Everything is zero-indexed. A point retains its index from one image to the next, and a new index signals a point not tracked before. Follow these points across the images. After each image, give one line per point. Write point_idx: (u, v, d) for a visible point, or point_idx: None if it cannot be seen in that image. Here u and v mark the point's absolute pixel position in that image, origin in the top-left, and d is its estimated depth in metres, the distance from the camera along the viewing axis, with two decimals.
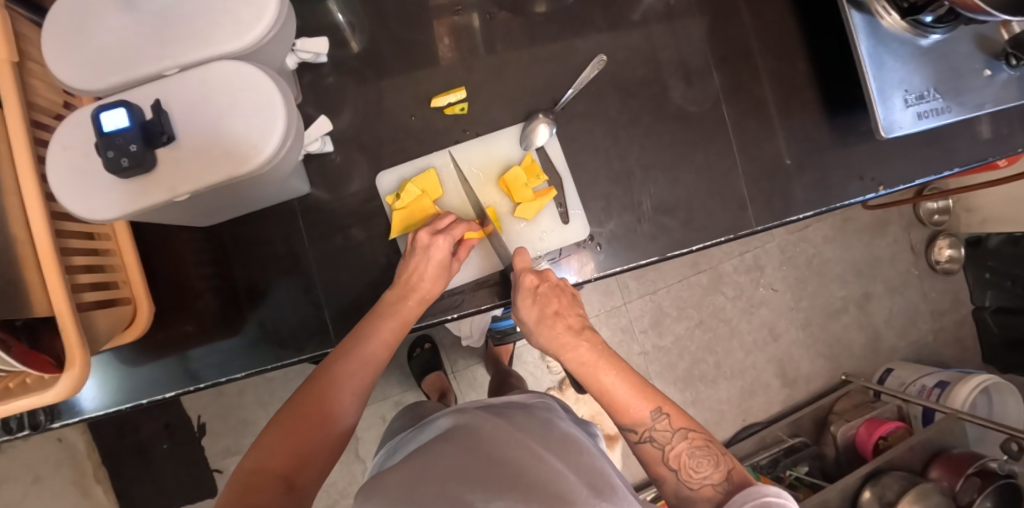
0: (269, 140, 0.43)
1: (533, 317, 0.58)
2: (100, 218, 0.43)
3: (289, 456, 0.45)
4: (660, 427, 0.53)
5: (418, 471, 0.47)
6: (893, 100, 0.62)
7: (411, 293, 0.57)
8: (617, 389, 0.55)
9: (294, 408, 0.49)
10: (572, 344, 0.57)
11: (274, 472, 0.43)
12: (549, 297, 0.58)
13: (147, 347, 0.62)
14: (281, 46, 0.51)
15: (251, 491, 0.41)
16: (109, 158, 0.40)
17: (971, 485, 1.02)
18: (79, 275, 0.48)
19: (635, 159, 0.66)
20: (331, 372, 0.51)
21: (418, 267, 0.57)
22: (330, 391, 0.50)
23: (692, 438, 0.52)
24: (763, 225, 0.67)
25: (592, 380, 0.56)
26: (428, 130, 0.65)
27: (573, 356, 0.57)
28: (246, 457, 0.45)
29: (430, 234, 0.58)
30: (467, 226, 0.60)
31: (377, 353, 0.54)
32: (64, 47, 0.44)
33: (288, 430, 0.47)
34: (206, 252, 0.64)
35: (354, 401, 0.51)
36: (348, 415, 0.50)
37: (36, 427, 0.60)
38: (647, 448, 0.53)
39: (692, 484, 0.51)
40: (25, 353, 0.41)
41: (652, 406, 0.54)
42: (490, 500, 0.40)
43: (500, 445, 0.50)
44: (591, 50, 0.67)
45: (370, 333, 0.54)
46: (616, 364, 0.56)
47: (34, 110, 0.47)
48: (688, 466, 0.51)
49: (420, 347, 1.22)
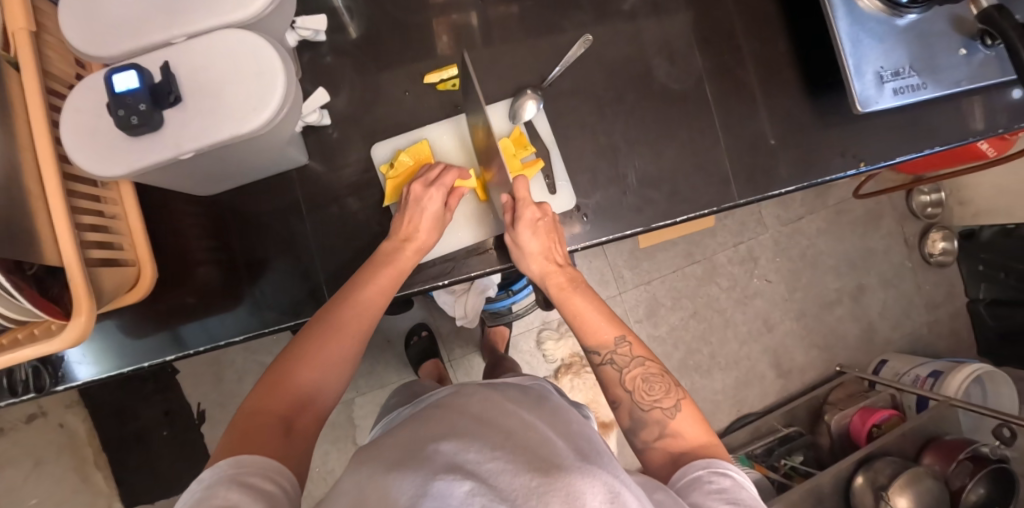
0: (270, 102, 0.46)
1: (539, 249, 0.62)
2: (111, 175, 0.46)
3: (287, 402, 0.49)
4: (621, 351, 0.59)
5: (410, 438, 0.45)
6: (869, 76, 0.64)
7: (409, 242, 0.60)
8: (586, 313, 0.62)
9: (293, 355, 0.51)
10: (554, 272, 0.63)
11: (274, 414, 0.47)
12: (546, 233, 0.61)
13: (149, 314, 0.64)
14: (281, 20, 0.54)
15: (251, 432, 0.44)
16: (120, 116, 0.43)
17: (964, 469, 1.03)
18: (87, 234, 0.51)
19: (621, 134, 0.68)
20: (330, 317, 0.54)
21: (412, 218, 0.60)
22: (325, 339, 0.52)
23: (648, 365, 0.58)
24: (747, 199, 0.69)
25: (566, 304, 0.63)
26: (421, 107, 0.68)
27: (552, 281, 0.63)
28: (248, 397, 0.49)
29: (422, 186, 0.61)
30: (457, 172, 0.62)
31: (375, 299, 0.56)
32: (77, 17, 0.47)
33: (288, 376, 0.50)
34: (206, 223, 0.67)
35: (353, 350, 0.54)
36: (340, 367, 0.53)
37: (41, 390, 0.62)
38: (607, 369, 0.59)
39: (644, 405, 0.56)
40: (37, 298, 0.44)
41: (617, 333, 0.60)
42: (483, 462, 0.37)
43: (490, 417, 0.48)
44: (578, 32, 0.70)
45: (368, 281, 0.57)
46: (590, 295, 0.63)
47: (49, 79, 0.50)
48: (641, 389, 0.57)
49: (417, 335, 1.24)
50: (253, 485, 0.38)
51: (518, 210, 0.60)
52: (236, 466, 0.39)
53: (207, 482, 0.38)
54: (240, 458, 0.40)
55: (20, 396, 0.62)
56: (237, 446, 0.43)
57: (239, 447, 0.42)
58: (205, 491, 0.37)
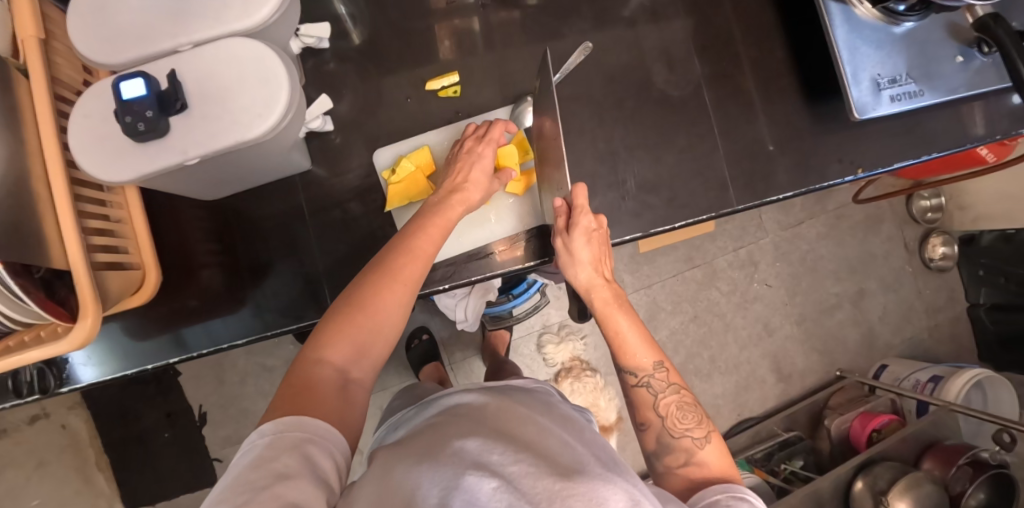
0: (273, 108, 0.46)
1: (592, 254, 0.62)
2: (118, 180, 0.47)
3: (345, 352, 0.49)
4: (658, 376, 0.60)
5: (433, 439, 0.45)
6: (865, 83, 0.65)
7: (456, 194, 0.61)
8: (627, 333, 0.62)
9: (349, 302, 0.51)
10: (600, 286, 0.64)
11: (331, 367, 0.48)
12: (597, 242, 0.62)
13: (152, 318, 0.65)
14: (286, 28, 0.54)
15: (310, 389, 0.45)
16: (127, 123, 0.44)
17: (964, 474, 1.03)
18: (93, 238, 0.52)
19: (619, 140, 0.69)
20: (385, 264, 0.53)
21: (464, 169, 0.62)
22: (380, 288, 0.51)
23: (683, 395, 0.59)
24: (744, 204, 0.70)
25: (609, 320, 0.63)
26: (423, 112, 0.69)
27: (597, 295, 0.64)
28: (304, 347, 0.49)
29: (475, 141, 0.63)
30: (502, 126, 0.64)
31: (427, 248, 0.56)
32: (85, 25, 0.48)
33: (342, 324, 0.50)
34: (211, 226, 0.67)
35: (407, 297, 0.53)
36: (393, 318, 0.52)
37: (46, 391, 0.63)
38: (641, 391, 0.60)
39: (675, 432, 0.57)
40: (43, 300, 0.45)
41: (656, 358, 0.60)
42: (506, 464, 0.37)
43: (507, 423, 0.48)
44: (578, 39, 0.71)
45: (419, 232, 0.57)
46: (632, 315, 0.63)
47: (57, 85, 0.51)
48: (674, 416, 0.58)
49: (418, 338, 1.24)
50: (307, 453, 0.39)
51: (574, 216, 0.62)
52: (297, 427, 0.41)
53: (268, 439, 0.39)
54: (299, 420, 0.41)
55: (25, 398, 0.63)
56: (299, 404, 0.44)
57: (297, 407, 0.43)
58: (268, 449, 0.38)
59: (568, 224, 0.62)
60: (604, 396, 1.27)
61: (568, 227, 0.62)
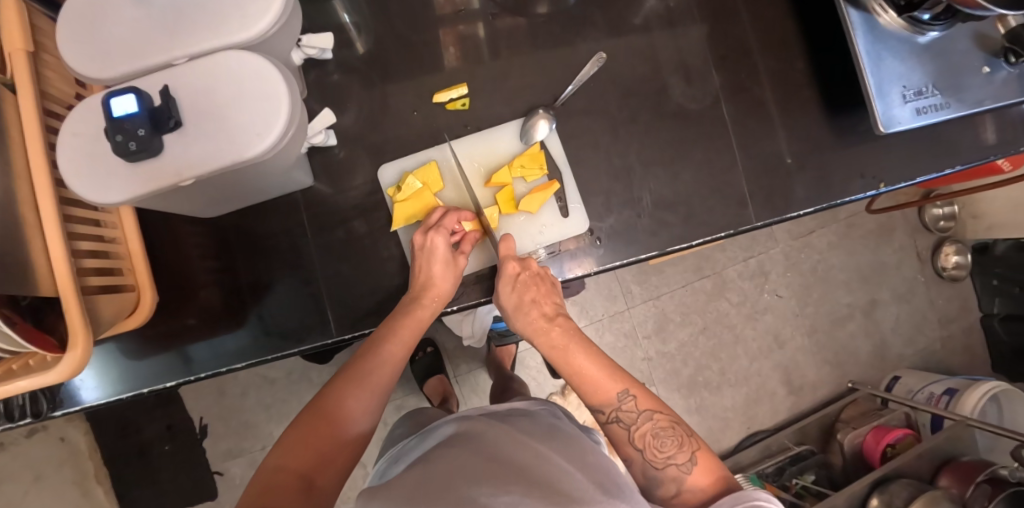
0: (272, 127, 0.44)
1: (511, 303, 0.61)
2: (109, 201, 0.44)
3: (309, 458, 0.49)
4: (626, 408, 0.57)
5: (423, 475, 0.46)
6: (892, 96, 0.63)
7: (426, 291, 0.60)
8: (586, 369, 0.59)
9: (316, 409, 0.53)
10: (544, 328, 0.61)
11: (293, 472, 0.47)
12: (528, 285, 0.61)
13: (148, 338, 0.62)
14: (287, 39, 0.52)
15: (272, 490, 0.45)
16: (118, 142, 0.42)
17: (982, 492, 0.99)
18: (84, 260, 0.49)
19: (634, 154, 0.67)
20: (355, 373, 0.56)
21: (423, 268, 0.60)
22: (345, 393, 0.54)
23: (658, 419, 0.56)
24: (764, 220, 0.67)
25: (565, 363, 0.59)
26: (431, 127, 0.67)
27: (545, 340, 0.61)
28: (268, 455, 0.50)
29: (424, 233, 0.61)
30: (457, 215, 0.63)
31: (396, 353, 0.57)
32: (76, 38, 0.46)
33: (306, 431, 0.51)
34: (210, 245, 0.65)
35: (371, 401, 0.55)
36: (360, 423, 0.54)
37: (38, 415, 0.60)
38: (614, 428, 0.57)
39: (657, 463, 0.54)
40: (30, 331, 0.43)
41: (619, 388, 0.58)
42: (497, 497, 0.38)
43: (501, 448, 0.48)
44: (590, 49, 0.68)
45: (388, 336, 0.58)
46: (589, 350, 0.60)
47: (46, 99, 0.48)
48: (653, 446, 0.55)
49: (422, 351, 1.21)
50: None
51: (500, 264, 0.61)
52: None
53: None
54: None
55: (16, 422, 0.59)
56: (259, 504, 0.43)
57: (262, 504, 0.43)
58: None
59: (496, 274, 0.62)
60: None
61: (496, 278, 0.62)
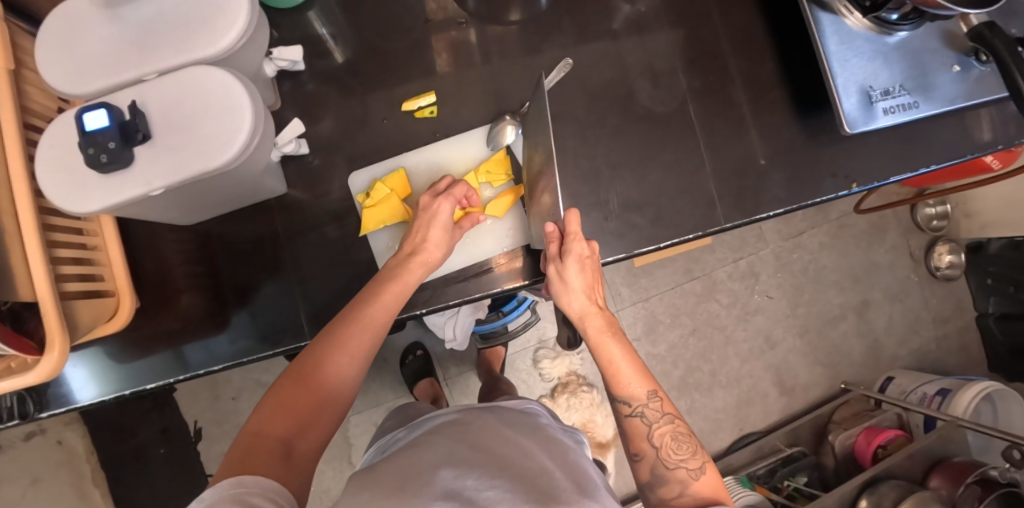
0: (237, 137, 0.46)
1: (585, 283, 0.62)
2: (86, 210, 0.46)
3: (290, 423, 0.50)
4: (652, 406, 0.58)
5: (408, 463, 0.47)
6: (859, 95, 0.63)
7: (415, 256, 0.61)
8: (620, 362, 0.60)
9: (297, 371, 0.53)
10: (592, 314, 0.63)
11: (274, 438, 0.48)
12: (591, 271, 0.61)
13: (131, 342, 0.64)
14: (253, 51, 0.54)
15: (252, 454, 0.46)
16: (89, 155, 0.44)
17: (972, 492, 0.97)
18: (64, 268, 0.51)
19: (603, 158, 0.68)
20: (335, 335, 0.55)
21: (421, 230, 0.62)
22: (327, 354, 0.54)
23: (677, 425, 0.58)
24: (733, 222, 0.68)
25: (601, 350, 0.61)
26: (403, 133, 0.68)
27: (589, 323, 0.62)
28: (249, 417, 0.50)
29: (432, 196, 0.63)
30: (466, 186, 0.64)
31: (377, 316, 0.57)
32: (52, 55, 0.48)
33: (287, 396, 0.51)
34: (190, 250, 0.67)
35: (354, 362, 0.55)
36: (342, 385, 0.54)
37: (26, 416, 0.62)
38: (635, 421, 0.58)
39: (669, 463, 0.56)
40: (9, 334, 0.45)
41: (649, 387, 0.59)
42: (481, 490, 0.39)
43: (488, 441, 0.49)
44: (558, 55, 0.70)
45: (372, 300, 0.57)
46: (626, 344, 0.61)
47: (26, 114, 0.51)
48: (670, 446, 0.56)
49: (413, 354, 1.23)
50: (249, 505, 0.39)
51: (567, 243, 0.59)
52: (237, 485, 0.41)
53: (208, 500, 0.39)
54: (239, 480, 0.41)
55: (6, 423, 0.61)
56: (238, 467, 0.44)
57: (240, 468, 0.44)
58: None
59: (561, 250, 0.60)
60: (600, 412, 1.24)
61: (561, 253, 0.60)
